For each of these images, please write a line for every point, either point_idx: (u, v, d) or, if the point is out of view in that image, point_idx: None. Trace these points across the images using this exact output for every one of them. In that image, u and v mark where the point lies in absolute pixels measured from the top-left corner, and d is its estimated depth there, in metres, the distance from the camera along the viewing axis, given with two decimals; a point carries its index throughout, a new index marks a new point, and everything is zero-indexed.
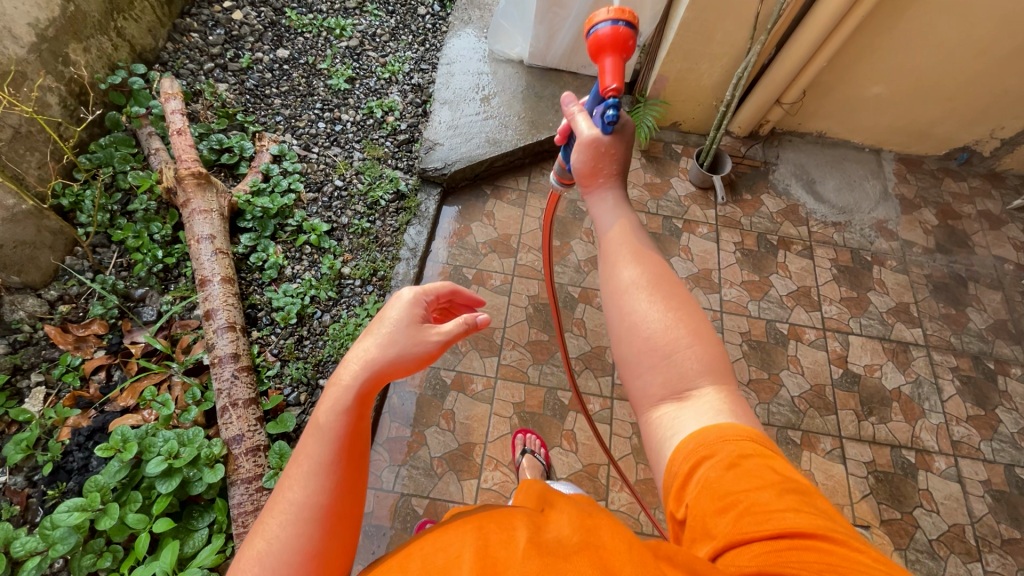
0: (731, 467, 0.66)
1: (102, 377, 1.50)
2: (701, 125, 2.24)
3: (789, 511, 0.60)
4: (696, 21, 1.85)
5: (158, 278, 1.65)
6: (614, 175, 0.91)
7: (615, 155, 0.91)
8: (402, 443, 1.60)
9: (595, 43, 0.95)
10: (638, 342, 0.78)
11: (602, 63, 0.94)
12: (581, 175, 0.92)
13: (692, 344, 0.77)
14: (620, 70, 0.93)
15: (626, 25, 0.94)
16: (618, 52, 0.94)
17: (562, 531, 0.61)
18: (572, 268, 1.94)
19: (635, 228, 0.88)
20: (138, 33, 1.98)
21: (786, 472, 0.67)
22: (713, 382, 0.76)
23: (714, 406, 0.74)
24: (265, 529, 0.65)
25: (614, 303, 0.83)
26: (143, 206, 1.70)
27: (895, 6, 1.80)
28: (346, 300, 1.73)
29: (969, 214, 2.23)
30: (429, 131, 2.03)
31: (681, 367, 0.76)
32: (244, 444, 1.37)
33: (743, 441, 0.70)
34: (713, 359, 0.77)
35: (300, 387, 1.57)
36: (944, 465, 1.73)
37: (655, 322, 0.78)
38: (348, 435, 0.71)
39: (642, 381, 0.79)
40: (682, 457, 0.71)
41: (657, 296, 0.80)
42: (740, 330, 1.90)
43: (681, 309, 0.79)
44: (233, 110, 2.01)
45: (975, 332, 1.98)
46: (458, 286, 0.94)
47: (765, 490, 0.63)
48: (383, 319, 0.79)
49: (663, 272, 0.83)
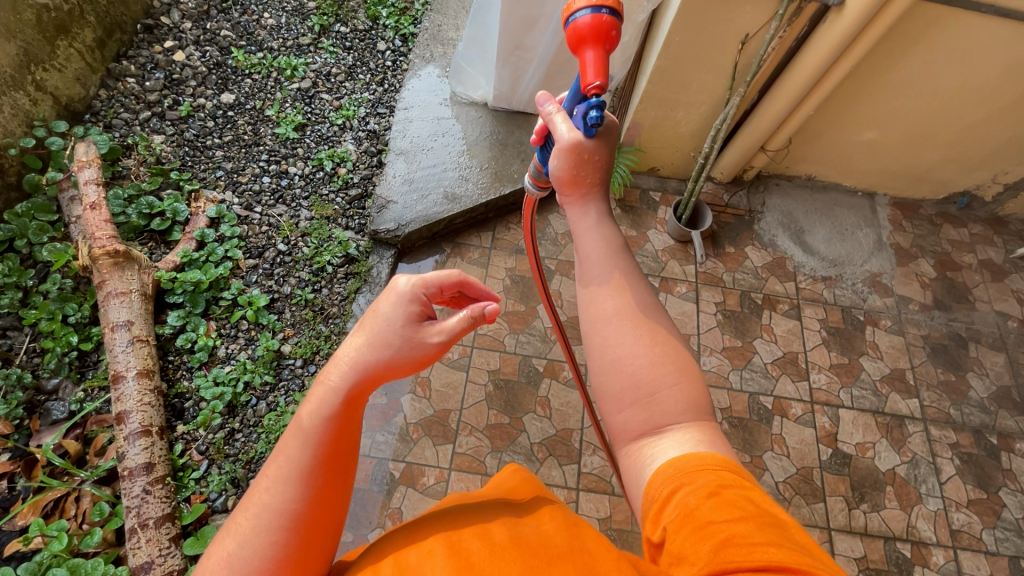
0: (714, 496, 0.61)
1: (3, 486, 1.34)
2: (680, 170, 2.08)
3: (771, 546, 0.56)
4: (670, 68, 1.68)
5: (74, 367, 1.50)
6: (597, 185, 0.81)
7: (599, 160, 0.80)
8: (344, 549, 1.45)
9: (574, 34, 0.78)
10: (620, 379, 0.71)
11: (581, 57, 0.78)
12: (561, 182, 0.82)
13: (678, 382, 0.71)
14: (604, 64, 0.77)
15: (610, 13, 0.77)
16: (600, 44, 0.77)
17: (542, 529, 0.68)
18: (538, 337, 1.77)
19: (619, 250, 0.78)
20: (63, 83, 1.83)
21: (767, 504, 0.62)
22: (694, 420, 0.70)
23: (692, 437, 0.69)
24: (237, 530, 0.67)
25: (592, 333, 0.75)
26: (57, 285, 1.56)
27: (888, 52, 1.63)
28: (284, 385, 1.57)
29: (970, 264, 2.07)
30: (382, 186, 1.86)
31: (664, 405, 0.70)
32: (154, 573, 1.24)
33: (721, 470, 0.65)
34: (696, 396, 0.71)
35: (227, 492, 1.42)
36: (943, 559, 1.58)
37: (641, 359, 0.71)
38: (331, 442, 0.69)
39: (622, 417, 0.72)
40: (660, 482, 0.66)
41: (643, 329, 0.73)
42: (720, 406, 1.75)
43: (667, 341, 0.73)
44: (169, 166, 1.85)
45: (977, 403, 1.82)
46: (468, 276, 0.80)
47: (745, 521, 0.58)
48: (377, 314, 0.74)
49: (650, 300, 0.76)
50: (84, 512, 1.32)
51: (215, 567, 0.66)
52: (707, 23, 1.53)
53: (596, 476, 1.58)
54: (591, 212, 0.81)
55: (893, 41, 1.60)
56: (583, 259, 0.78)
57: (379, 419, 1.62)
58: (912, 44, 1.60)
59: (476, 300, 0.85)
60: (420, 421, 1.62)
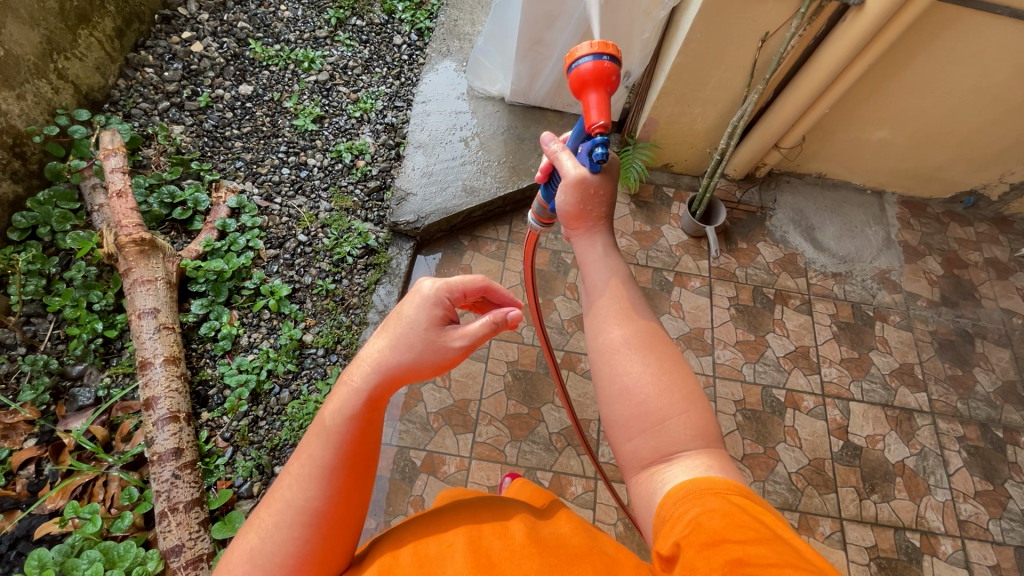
0: (727, 517, 0.59)
1: (31, 472, 1.38)
2: (693, 167, 2.12)
3: (787, 568, 0.53)
4: (689, 65, 1.71)
5: (98, 354, 1.54)
6: (603, 218, 0.82)
7: (604, 195, 0.81)
8: (367, 535, 1.48)
9: (577, 79, 0.82)
10: (628, 407, 0.69)
11: (585, 100, 0.81)
12: (568, 216, 0.82)
13: (686, 410, 0.69)
14: (606, 106, 0.81)
15: (610, 59, 0.81)
16: (603, 87, 0.81)
17: (560, 531, 0.69)
18: (555, 329, 1.80)
19: (627, 282, 0.78)
20: (83, 72, 1.85)
21: (781, 530, 0.60)
22: (704, 447, 0.68)
23: (701, 462, 0.67)
24: (260, 524, 0.67)
25: (600, 363, 0.73)
26: (81, 273, 1.59)
27: (904, 52, 1.66)
28: (307, 373, 1.59)
29: (976, 262, 2.10)
30: (401, 179, 1.88)
31: (672, 433, 0.68)
32: (184, 556, 1.27)
33: (734, 495, 0.62)
34: (707, 425, 0.69)
35: (252, 478, 1.45)
36: (952, 549, 1.62)
37: (649, 387, 0.69)
38: (353, 443, 0.69)
39: (632, 446, 0.70)
40: (671, 503, 0.64)
41: (651, 358, 0.71)
42: (734, 399, 1.78)
43: (674, 369, 0.71)
44: (189, 156, 1.86)
45: (983, 397, 1.86)
46: (491, 281, 0.81)
47: (762, 543, 0.55)
48: (401, 315, 0.73)
49: (655, 330, 0.74)
50: (112, 497, 1.36)
51: (238, 562, 0.66)
52: (728, 21, 1.56)
53: (613, 466, 1.61)
54: (598, 244, 0.80)
55: (908, 40, 1.62)
56: (591, 290, 0.78)
57: (401, 409, 1.64)
58: (926, 44, 1.63)
59: (499, 305, 0.86)
60: (440, 410, 1.64)
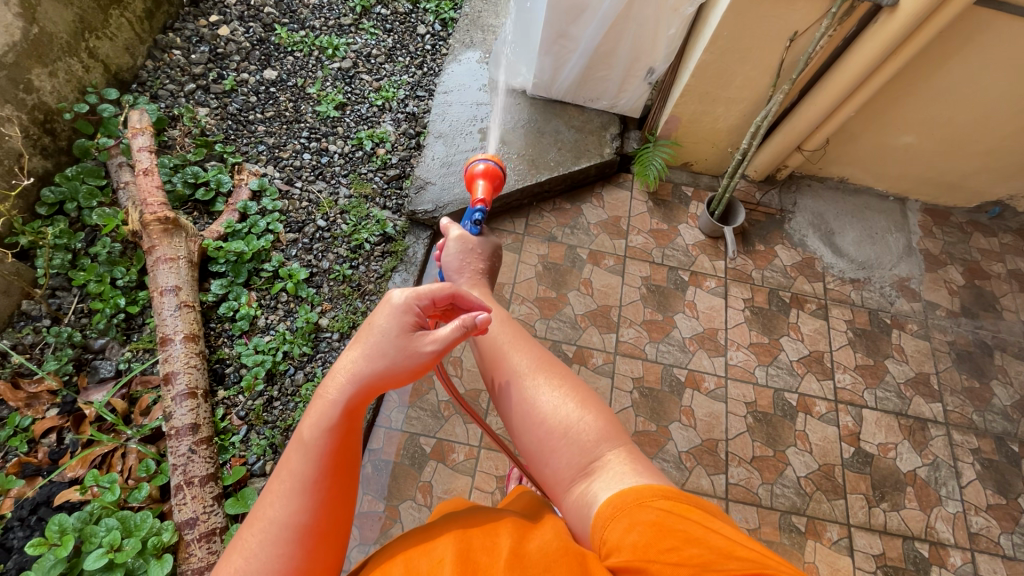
0: (655, 526, 0.65)
1: (52, 440, 1.43)
2: (714, 167, 2.10)
3: (717, 555, 0.59)
4: (716, 64, 1.69)
5: (120, 329, 1.58)
6: (480, 270, 1.21)
7: (482, 253, 1.22)
8: (374, 519, 1.49)
9: (471, 174, 1.26)
10: (537, 427, 0.87)
11: (477, 185, 1.24)
12: (455, 267, 1.19)
13: (583, 415, 0.86)
14: (489, 192, 1.24)
15: (497, 164, 1.27)
16: (490, 179, 1.25)
17: (545, 538, 0.68)
18: (567, 323, 1.82)
19: (512, 326, 1.02)
20: (113, 52, 1.88)
21: (705, 522, 0.65)
22: (609, 447, 0.83)
23: (618, 471, 0.78)
24: (244, 546, 0.68)
25: (507, 394, 0.93)
26: (106, 249, 1.64)
27: (938, 53, 1.63)
28: (322, 357, 1.61)
29: (998, 273, 2.06)
30: (420, 168, 1.88)
31: (578, 442, 0.83)
32: (197, 529, 1.31)
33: (657, 499, 0.69)
34: (605, 425, 0.85)
35: (265, 456, 1.47)
36: (960, 561, 1.60)
37: (547, 404, 0.88)
38: (332, 453, 0.72)
39: (552, 468, 0.84)
40: (602, 524, 0.71)
41: (542, 378, 0.91)
42: (745, 401, 1.77)
43: (564, 383, 0.91)
44: (213, 138, 1.89)
45: (1000, 410, 1.83)
46: (460, 288, 0.85)
47: (689, 541, 0.61)
48: (372, 326, 0.78)
49: (545, 357, 0.97)
50: (129, 469, 1.41)
51: None
52: (757, 20, 1.54)
53: None
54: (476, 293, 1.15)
55: (946, 40, 1.59)
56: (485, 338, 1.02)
57: (410, 394, 1.66)
58: (962, 47, 1.60)
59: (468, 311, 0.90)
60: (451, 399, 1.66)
